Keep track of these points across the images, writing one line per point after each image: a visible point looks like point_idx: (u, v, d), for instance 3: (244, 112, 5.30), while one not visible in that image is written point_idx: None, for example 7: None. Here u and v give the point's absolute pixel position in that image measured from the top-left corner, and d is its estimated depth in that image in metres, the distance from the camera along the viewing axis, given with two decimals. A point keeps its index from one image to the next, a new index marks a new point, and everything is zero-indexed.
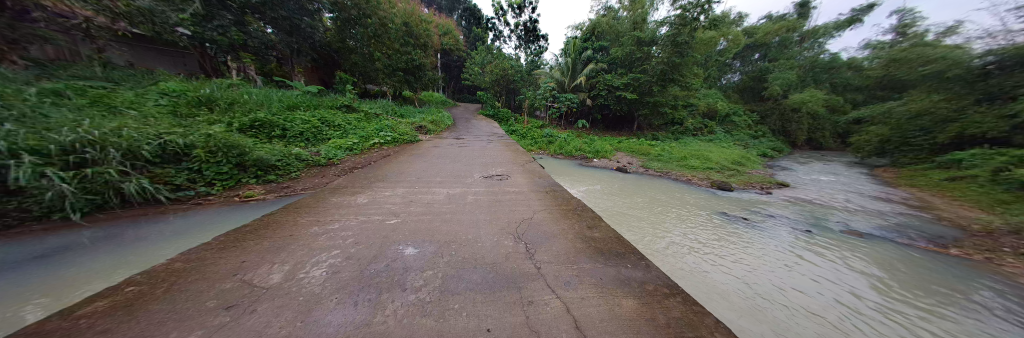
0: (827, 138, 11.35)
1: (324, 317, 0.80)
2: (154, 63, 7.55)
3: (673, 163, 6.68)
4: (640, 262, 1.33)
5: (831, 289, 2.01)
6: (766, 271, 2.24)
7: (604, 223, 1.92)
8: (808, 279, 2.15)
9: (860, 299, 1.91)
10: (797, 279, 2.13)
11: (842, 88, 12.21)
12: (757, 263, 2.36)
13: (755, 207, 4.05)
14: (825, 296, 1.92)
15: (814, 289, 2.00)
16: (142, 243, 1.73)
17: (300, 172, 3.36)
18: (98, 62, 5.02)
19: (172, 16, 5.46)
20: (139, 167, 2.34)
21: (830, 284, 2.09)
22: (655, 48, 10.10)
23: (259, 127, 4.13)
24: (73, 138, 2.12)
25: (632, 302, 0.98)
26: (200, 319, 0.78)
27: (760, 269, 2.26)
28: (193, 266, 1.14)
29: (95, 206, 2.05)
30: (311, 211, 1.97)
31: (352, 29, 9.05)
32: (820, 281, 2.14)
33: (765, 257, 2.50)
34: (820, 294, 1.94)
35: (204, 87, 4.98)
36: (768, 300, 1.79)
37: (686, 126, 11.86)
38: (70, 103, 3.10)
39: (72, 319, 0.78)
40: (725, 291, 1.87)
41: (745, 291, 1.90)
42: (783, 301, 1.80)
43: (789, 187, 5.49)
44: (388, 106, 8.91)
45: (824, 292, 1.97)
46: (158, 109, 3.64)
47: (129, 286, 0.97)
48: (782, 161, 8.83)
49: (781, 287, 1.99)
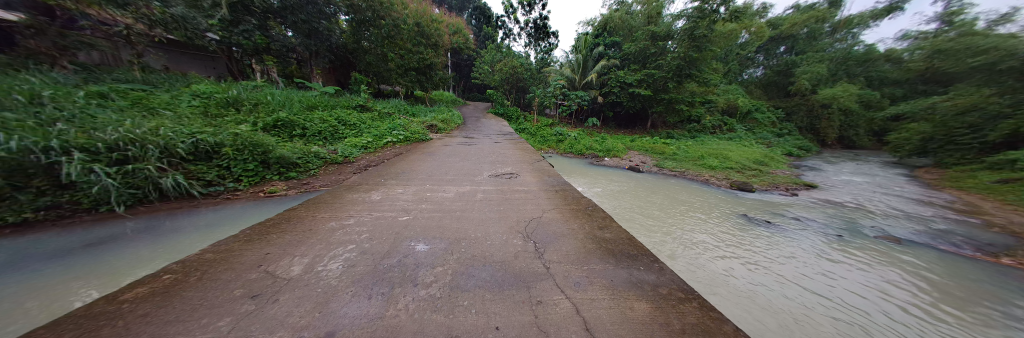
0: (861, 136, 10.52)
1: (341, 309, 0.83)
2: (188, 66, 8.09)
3: (689, 162, 6.45)
4: (653, 265, 1.30)
5: (885, 301, 1.82)
6: (796, 276, 2.10)
7: (615, 224, 1.88)
8: (852, 287, 1.99)
9: (898, 305, 1.78)
10: (841, 288, 1.95)
11: (878, 82, 11.36)
12: (789, 269, 2.21)
13: (778, 210, 3.81)
14: (870, 304, 1.76)
15: (857, 297, 1.84)
16: (182, 234, 1.87)
17: (318, 170, 3.49)
18: (136, 66, 5.40)
19: (203, 23, 6.08)
20: (175, 164, 2.52)
21: (868, 291, 1.93)
22: (670, 43, 9.74)
23: (282, 127, 4.36)
24: (117, 136, 2.30)
25: (645, 306, 0.95)
26: (229, 306, 0.83)
27: (789, 274, 2.12)
28: (224, 256, 1.22)
29: (137, 199, 2.23)
30: (329, 206, 2.05)
31: (366, 30, 9.27)
32: (858, 288, 1.98)
33: (792, 261, 2.35)
34: (856, 300, 1.81)
35: (231, 89, 5.28)
36: (806, 310, 1.66)
37: (704, 124, 11.37)
38: (113, 105, 3.36)
39: (116, 303, 0.85)
40: (756, 297, 1.76)
41: (779, 299, 1.77)
42: (811, 307, 1.69)
43: (817, 188, 5.16)
44: (400, 106, 9.12)
45: (866, 299, 1.82)
46: (191, 110, 3.90)
47: (166, 274, 1.05)
48: (810, 160, 8.31)
49: (824, 297, 1.84)
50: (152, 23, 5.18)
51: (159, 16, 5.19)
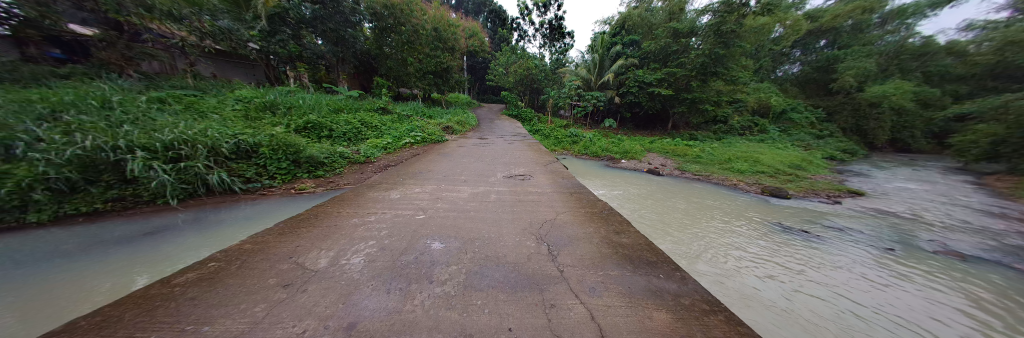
0: (918, 138, 9.36)
1: (362, 302, 0.87)
2: (233, 74, 8.88)
3: (714, 166, 6.10)
4: (674, 273, 1.24)
5: (953, 319, 1.56)
6: (833, 284, 1.91)
7: (632, 229, 1.82)
8: (903, 298, 1.76)
9: (961, 321, 1.54)
10: (892, 300, 1.72)
11: (938, 78, 10.03)
12: (824, 277, 2.01)
13: (817, 219, 3.47)
14: (923, 316, 1.55)
15: (908, 309, 1.63)
16: (223, 225, 2.04)
17: (342, 169, 3.67)
18: (189, 74, 6.02)
19: (244, 34, 6.72)
20: (219, 162, 2.78)
21: (923, 304, 1.70)
22: (694, 40, 9.26)
23: (311, 128, 4.67)
24: (173, 137, 2.59)
25: (666, 316, 0.91)
26: (263, 294, 0.90)
27: (823, 282, 1.93)
28: (260, 248, 1.32)
29: (188, 194, 2.48)
30: (353, 203, 2.16)
31: (388, 37, 9.70)
32: (910, 300, 1.74)
33: (829, 271, 2.13)
34: (906, 311, 1.60)
35: (268, 93, 5.74)
36: (851, 322, 1.46)
37: (731, 125, 10.70)
38: (171, 108, 3.78)
39: (170, 286, 0.96)
40: (790, 306, 1.59)
41: (819, 309, 1.58)
42: (848, 315, 1.52)
43: (864, 195, 4.65)
44: (418, 108, 9.43)
45: (920, 312, 1.60)
46: (234, 113, 4.29)
47: (211, 262, 1.16)
48: (855, 165, 7.53)
49: (875, 309, 1.61)
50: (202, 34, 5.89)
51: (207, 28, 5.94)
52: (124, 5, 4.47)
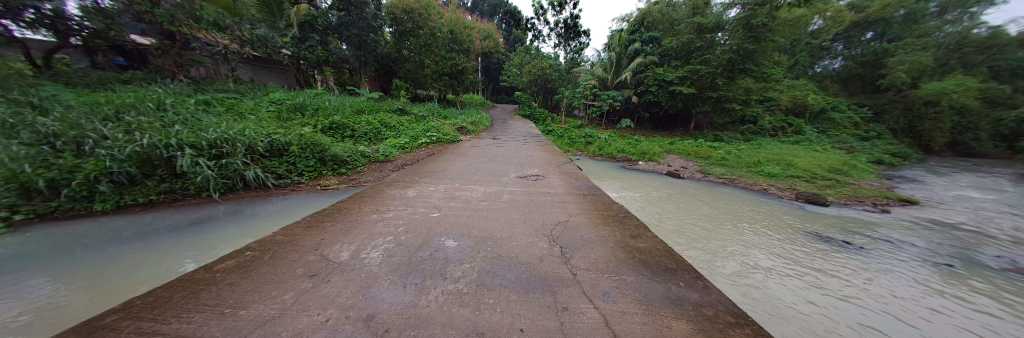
0: (987, 141, 8.24)
1: (380, 294, 0.90)
2: (267, 78, 9.62)
3: (741, 169, 5.73)
4: (696, 282, 1.17)
5: None
6: (873, 295, 1.74)
7: (649, 233, 1.75)
8: (964, 317, 1.55)
9: None
10: (948, 317, 1.53)
11: (1012, 73, 8.79)
12: (865, 288, 1.83)
13: (862, 230, 3.14)
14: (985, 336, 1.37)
15: (965, 326, 1.45)
16: (258, 218, 2.22)
17: (363, 167, 3.82)
18: (231, 78, 6.61)
19: (278, 41, 7.12)
20: (255, 159, 3.01)
21: (989, 325, 1.49)
22: (720, 35, 8.74)
23: (336, 128, 4.95)
24: (217, 136, 2.84)
25: (686, 326, 0.87)
26: (292, 282, 0.96)
27: (863, 293, 1.76)
28: (290, 239, 1.42)
29: (228, 188, 2.70)
30: (373, 200, 2.25)
31: (407, 40, 10.03)
32: (971, 318, 1.54)
33: (873, 283, 1.93)
34: (965, 330, 1.41)
35: (298, 96, 6.14)
36: (894, 336, 1.30)
37: (761, 125, 10.00)
38: (215, 110, 4.14)
39: (214, 271, 1.06)
40: (822, 315, 1.45)
41: (853, 318, 1.44)
42: (891, 327, 1.37)
43: (918, 204, 4.16)
44: (434, 109, 9.67)
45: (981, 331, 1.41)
46: (268, 114, 4.62)
47: (248, 250, 1.26)
48: (907, 170, 6.77)
49: (925, 326, 1.42)
50: (243, 42, 6.55)
51: (246, 36, 6.55)
52: (178, 18, 5.15)
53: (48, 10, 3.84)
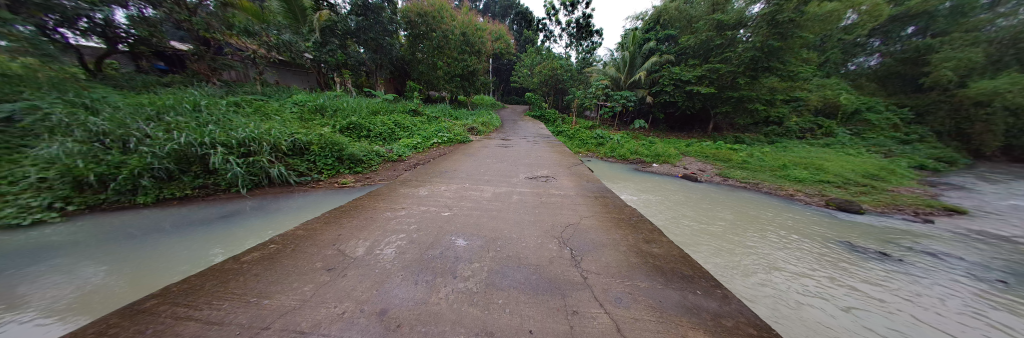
0: None
1: (393, 291, 0.92)
2: (290, 80, 10.16)
3: (764, 173, 5.44)
4: (714, 290, 1.12)
5: None
6: (916, 307, 1.60)
7: (663, 238, 1.69)
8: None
9: None
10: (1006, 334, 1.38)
11: None
12: (908, 301, 1.68)
13: (903, 241, 2.89)
14: None
15: None
16: (282, 213, 2.34)
17: (378, 166, 3.94)
18: (258, 81, 7.02)
19: (301, 45, 7.55)
20: (279, 157, 3.18)
21: None
22: (742, 32, 8.33)
23: (353, 129, 5.15)
24: (246, 135, 3.03)
25: (703, 336, 0.83)
26: (311, 275, 1.00)
27: (903, 305, 1.62)
28: (310, 234, 1.48)
29: (254, 184, 2.86)
30: (387, 198, 2.32)
31: (420, 43, 10.28)
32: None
33: (916, 295, 1.76)
34: None
35: (318, 98, 6.43)
36: None
37: (787, 127, 9.45)
38: (244, 111, 4.42)
39: (241, 261, 1.12)
40: (855, 323, 1.36)
41: (892, 328, 1.33)
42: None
43: (968, 214, 3.78)
44: (447, 110, 9.82)
45: None
46: (291, 115, 4.88)
47: (273, 244, 1.33)
48: (954, 176, 6.18)
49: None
50: (270, 47, 6.96)
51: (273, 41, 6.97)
52: (212, 25, 5.59)
53: (99, 20, 4.23)
